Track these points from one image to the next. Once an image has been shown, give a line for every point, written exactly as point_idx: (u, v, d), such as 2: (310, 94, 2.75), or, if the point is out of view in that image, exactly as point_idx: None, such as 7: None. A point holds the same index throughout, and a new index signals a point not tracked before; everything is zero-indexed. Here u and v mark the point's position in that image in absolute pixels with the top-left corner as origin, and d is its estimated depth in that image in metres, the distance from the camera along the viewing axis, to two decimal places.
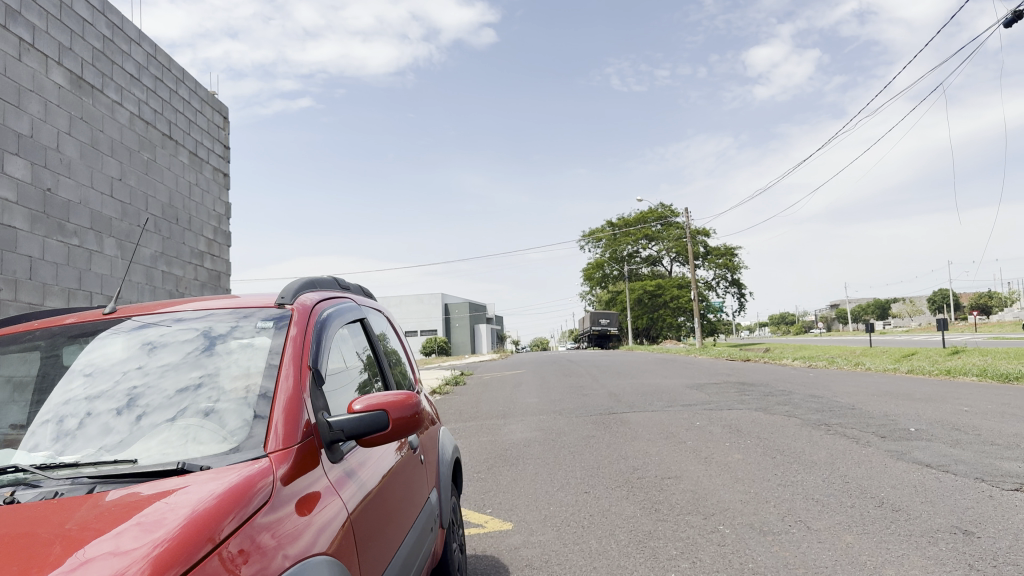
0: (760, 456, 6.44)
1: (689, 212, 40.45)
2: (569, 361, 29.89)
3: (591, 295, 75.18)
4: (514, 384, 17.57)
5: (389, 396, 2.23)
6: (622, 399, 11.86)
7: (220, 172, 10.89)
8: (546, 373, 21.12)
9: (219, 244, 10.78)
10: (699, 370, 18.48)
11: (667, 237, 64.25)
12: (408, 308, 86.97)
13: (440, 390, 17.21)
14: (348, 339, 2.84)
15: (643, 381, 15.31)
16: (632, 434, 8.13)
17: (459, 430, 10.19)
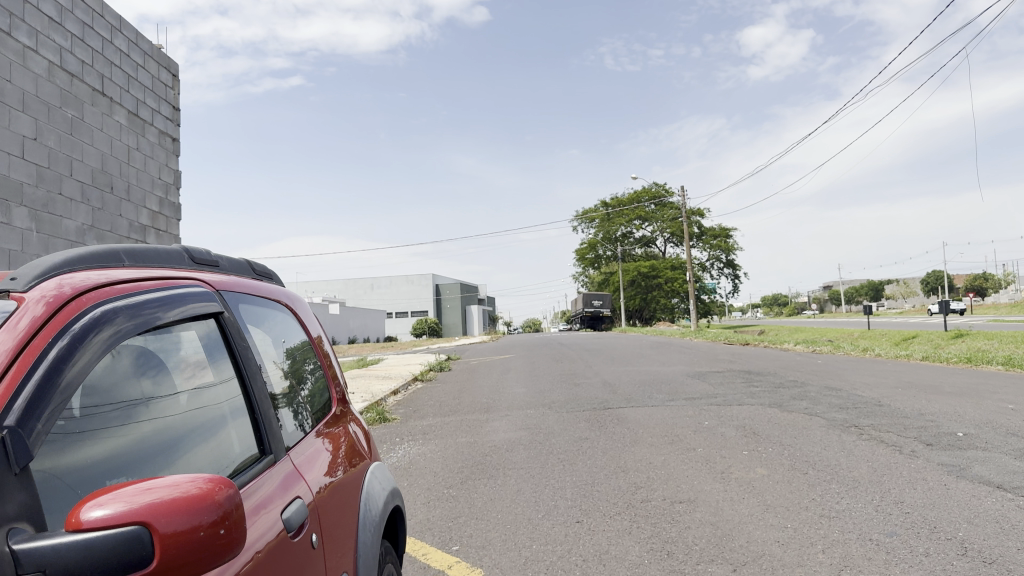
0: (787, 471, 5.36)
1: (685, 192, 39.43)
2: (561, 343, 28.79)
3: (584, 276, 74.16)
4: (502, 371, 16.50)
5: (183, 480, 1.17)
6: (619, 390, 10.78)
7: (167, 136, 9.61)
8: (537, 357, 20.06)
9: (166, 217, 9.52)
10: (699, 355, 17.42)
11: (662, 217, 63.18)
12: (398, 288, 85.63)
13: (423, 376, 16.12)
14: (167, 349, 1.69)
15: (641, 369, 14.25)
16: (634, 436, 7.03)
17: (437, 427, 9.08)
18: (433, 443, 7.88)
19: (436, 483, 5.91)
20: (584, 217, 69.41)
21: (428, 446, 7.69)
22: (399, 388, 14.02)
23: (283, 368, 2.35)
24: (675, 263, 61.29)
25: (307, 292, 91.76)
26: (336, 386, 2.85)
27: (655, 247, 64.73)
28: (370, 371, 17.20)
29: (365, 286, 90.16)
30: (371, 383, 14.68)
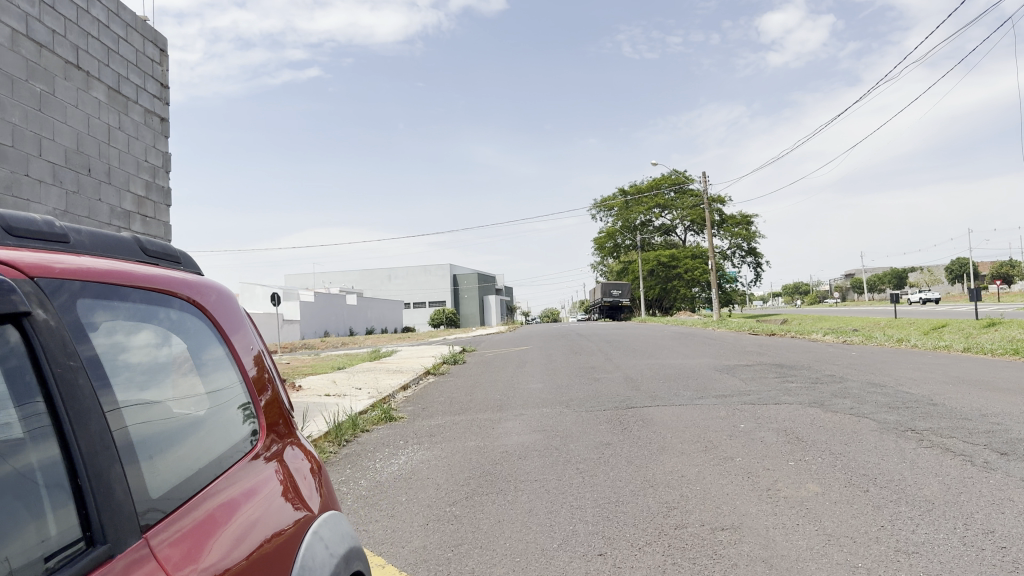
0: (844, 488, 4.60)
1: (705, 180, 38.45)
2: (581, 334, 27.96)
3: (602, 265, 73.21)
4: (519, 364, 15.78)
5: None
6: (642, 387, 10.03)
7: (153, 115, 8.92)
8: (554, 349, 19.27)
9: (154, 202, 8.84)
10: (726, 347, 16.56)
11: (681, 205, 62.12)
12: (415, 278, 85.04)
13: (436, 370, 15.44)
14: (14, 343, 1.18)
15: (664, 362, 13.48)
16: (662, 441, 6.29)
17: (445, 428, 8.38)
18: (440, 446, 7.17)
19: (439, 498, 5.20)
20: (602, 205, 68.36)
21: (434, 450, 6.99)
22: (410, 383, 13.32)
23: (157, 396, 1.62)
24: (696, 251, 60.16)
25: (325, 283, 91.50)
26: (265, 406, 2.11)
27: (675, 235, 63.60)
28: (381, 365, 16.51)
29: (382, 277, 89.66)
30: (381, 378, 13.98)
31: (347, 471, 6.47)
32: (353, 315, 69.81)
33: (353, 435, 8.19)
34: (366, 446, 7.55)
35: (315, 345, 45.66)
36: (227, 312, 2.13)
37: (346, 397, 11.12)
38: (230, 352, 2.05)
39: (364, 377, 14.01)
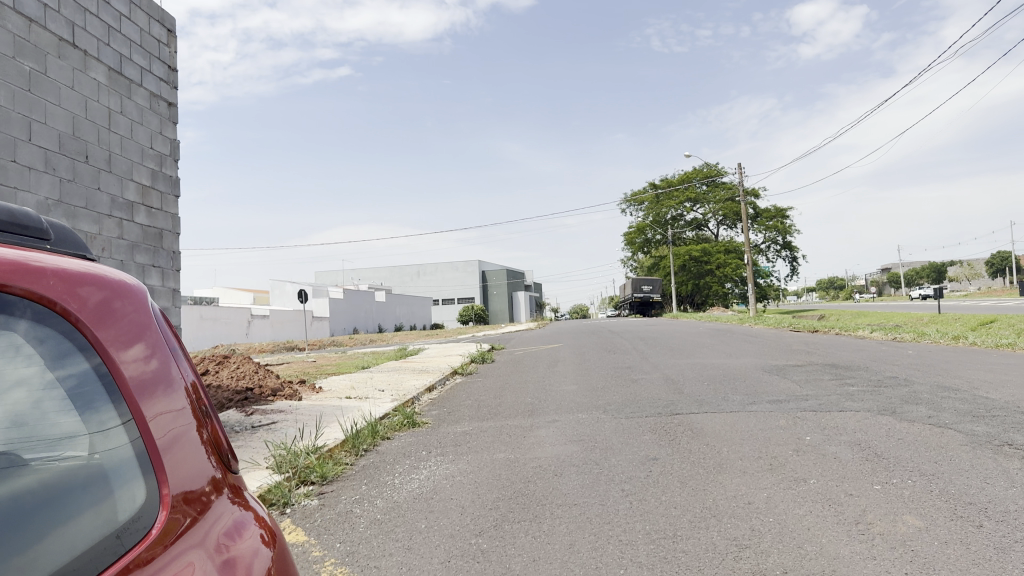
0: (952, 524, 3.82)
1: (740, 172, 37.26)
2: (611, 331, 27.12)
3: (633, 261, 72.06)
4: (550, 363, 15.03)
5: None
6: (685, 390, 9.24)
7: (160, 100, 8.22)
8: (586, 347, 18.50)
9: (159, 193, 8.17)
10: (768, 345, 15.67)
11: (714, 199, 60.83)
12: (444, 274, 84.56)
13: (463, 369, 14.73)
14: None
15: (705, 362, 12.63)
16: (719, 458, 5.51)
17: (471, 436, 7.66)
18: (467, 457, 6.44)
19: (465, 525, 4.45)
20: (633, 200, 67.22)
21: (460, 463, 6.26)
22: (435, 383, 12.63)
23: None
24: (729, 246, 58.95)
25: (353, 280, 91.37)
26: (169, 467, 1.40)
27: (707, 230, 62.39)
28: (405, 364, 15.85)
29: (411, 273, 89.30)
30: (405, 377, 13.32)
31: (364, 487, 5.78)
32: (381, 312, 69.50)
33: (372, 443, 7.52)
34: (386, 457, 6.86)
35: (342, 342, 45.31)
36: (123, 317, 1.44)
37: (368, 399, 10.46)
38: (117, 385, 1.36)
39: (388, 377, 13.35)
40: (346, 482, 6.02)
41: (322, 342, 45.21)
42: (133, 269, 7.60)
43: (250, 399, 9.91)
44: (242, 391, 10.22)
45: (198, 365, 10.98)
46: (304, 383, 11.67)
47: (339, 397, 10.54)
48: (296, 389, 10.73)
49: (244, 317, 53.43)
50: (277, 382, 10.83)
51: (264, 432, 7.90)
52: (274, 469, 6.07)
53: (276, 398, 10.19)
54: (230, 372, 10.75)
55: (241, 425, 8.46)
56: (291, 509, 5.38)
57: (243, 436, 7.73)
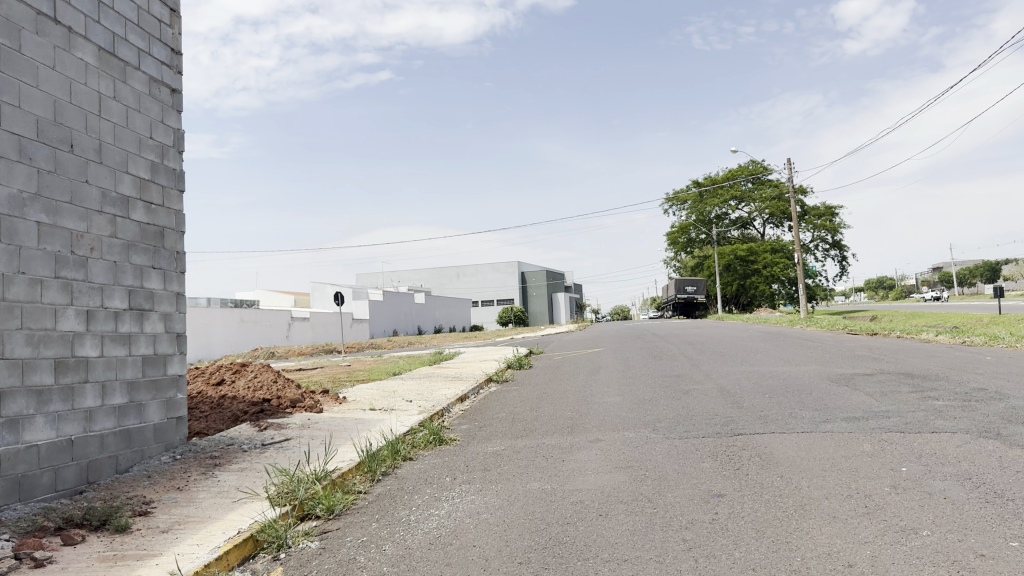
0: None
1: (791, 168, 35.71)
2: (656, 334, 26.08)
3: (676, 261, 70.52)
4: (593, 369, 14.09)
5: None
6: (744, 404, 8.24)
7: (162, 85, 7.53)
8: (630, 351, 17.51)
9: (161, 187, 7.47)
10: (828, 350, 14.51)
11: (760, 197, 59.09)
12: (483, 276, 84.03)
13: (499, 376, 13.89)
14: None
15: (763, 369, 11.58)
16: (799, 503, 4.53)
17: (504, 457, 6.78)
18: (496, 487, 5.56)
19: None
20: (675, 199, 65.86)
21: (488, 494, 5.38)
22: (469, 392, 11.78)
23: None
24: (776, 245, 57.32)
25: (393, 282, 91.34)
26: None
27: (753, 229, 60.71)
28: (439, 369, 15.06)
29: (451, 275, 88.80)
30: (436, 385, 12.51)
31: (375, 525, 4.94)
32: (421, 314, 69.24)
33: (392, 466, 6.68)
34: (405, 484, 6.02)
35: (381, 344, 44.91)
36: None
37: (394, 410, 9.67)
38: None
39: (418, 385, 12.54)
40: (356, 518, 5.19)
41: (361, 345, 44.88)
42: (129, 271, 6.88)
43: (266, 412, 9.18)
44: (258, 403, 9.49)
45: (214, 373, 10.28)
46: (328, 393, 10.92)
47: (363, 409, 9.75)
48: (318, 400, 9.98)
49: (284, 319, 53.44)
50: (297, 392, 10.07)
51: (274, 451, 7.12)
52: (273, 501, 5.26)
53: (295, 410, 9.45)
54: (247, 382, 10.03)
55: (252, 442, 7.71)
56: (287, 553, 4.56)
57: (250, 457, 6.96)
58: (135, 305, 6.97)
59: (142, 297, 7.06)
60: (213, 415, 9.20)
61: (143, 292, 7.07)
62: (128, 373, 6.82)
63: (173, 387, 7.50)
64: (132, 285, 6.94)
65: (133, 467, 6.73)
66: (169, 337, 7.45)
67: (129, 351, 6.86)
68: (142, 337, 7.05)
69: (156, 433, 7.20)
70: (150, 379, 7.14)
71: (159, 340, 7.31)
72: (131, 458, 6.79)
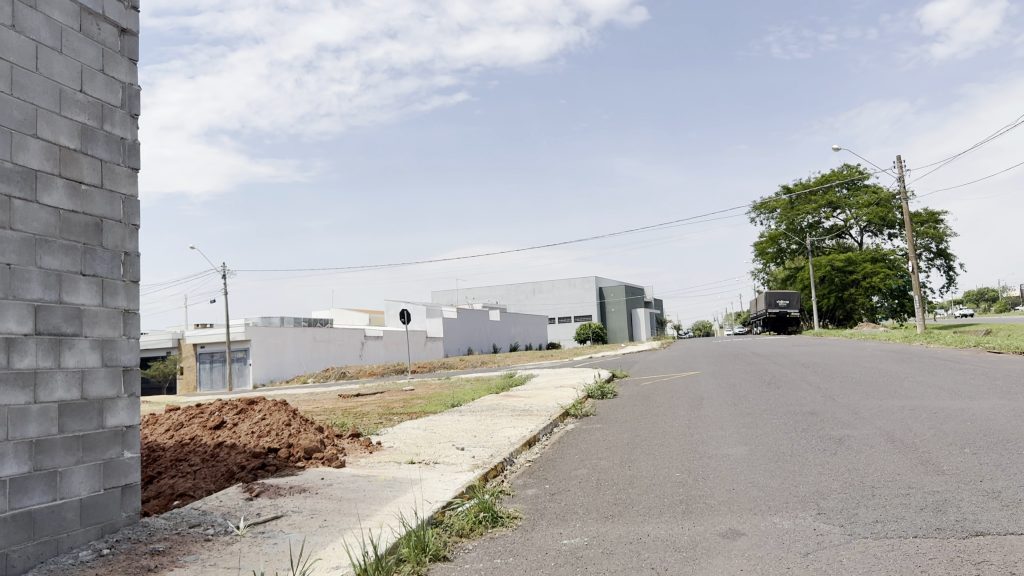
0: None
1: (901, 167, 32.16)
2: (755, 352, 23.02)
3: (765, 273, 66.45)
4: (693, 399, 11.47)
5: None
6: (949, 470, 5.51)
7: (101, 18, 5.44)
8: (734, 376, 14.72)
9: (98, 161, 5.34)
10: (996, 375, 11.42)
11: (857, 203, 54.90)
12: (562, 291, 81.46)
13: (577, 408, 11.35)
14: None
15: (928, 405, 8.74)
16: None
17: (588, 560, 4.32)
18: None
19: None
20: (764, 207, 62.00)
21: None
22: (540, 433, 9.27)
23: None
24: (878, 254, 52.94)
25: (469, 299, 89.64)
26: None
27: (849, 237, 56.47)
28: (506, 399, 12.59)
29: (528, 291, 86.54)
30: (499, 421, 10.05)
31: None
32: (497, 331, 67.08)
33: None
34: None
35: (454, 364, 42.96)
36: None
37: (439, 464, 7.12)
38: None
39: (477, 422, 10.07)
40: None
41: (434, 365, 42.95)
42: (35, 279, 4.73)
43: (269, 469, 6.89)
44: (260, 453, 7.21)
45: (215, 414, 8.06)
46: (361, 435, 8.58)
47: (398, 460, 7.33)
48: (342, 448, 7.64)
49: (356, 338, 52.07)
50: (315, 439, 7.66)
51: (242, 544, 4.79)
52: None
53: (309, 463, 7.12)
54: (252, 426, 7.73)
55: (227, 523, 5.43)
56: None
57: (206, 554, 4.64)
58: (47, 328, 4.80)
59: (59, 316, 4.89)
60: (202, 471, 6.96)
61: (61, 310, 4.90)
62: (30, 429, 4.63)
63: (113, 444, 5.29)
64: (42, 299, 4.77)
65: (35, 570, 4.52)
66: (108, 373, 5.26)
67: (33, 397, 4.67)
68: (59, 374, 4.86)
69: (84, 513, 5.01)
70: (72, 434, 4.94)
71: (91, 379, 5.12)
72: (33, 555, 4.60)
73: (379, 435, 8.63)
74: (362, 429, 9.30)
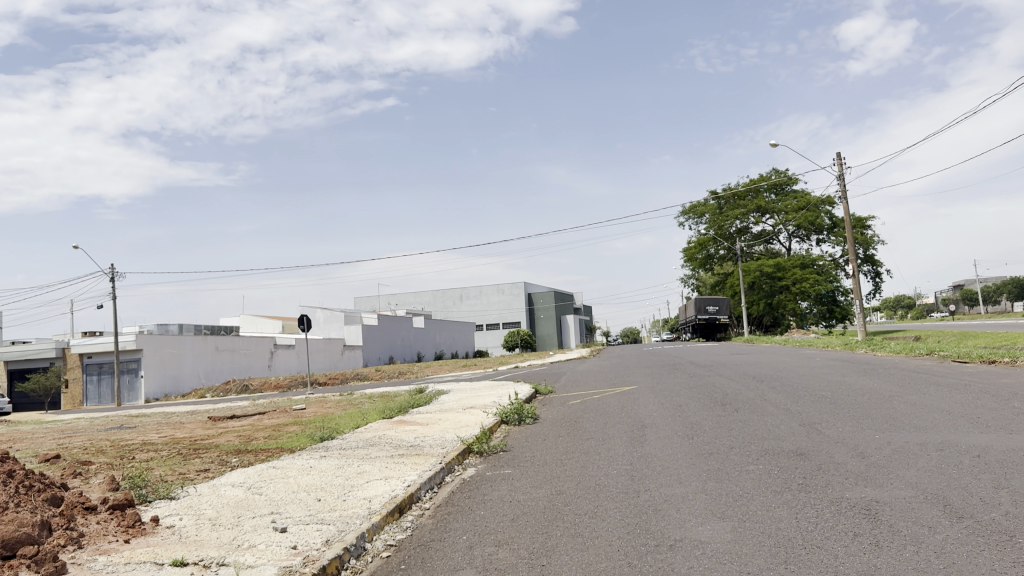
0: None
1: (837, 165, 30.61)
2: (693, 362, 20.68)
3: (694, 279, 65.14)
4: (630, 429, 8.82)
5: None
6: None
7: None
8: (677, 392, 12.20)
9: None
10: (1003, 394, 9.21)
11: (784, 208, 53.98)
12: (490, 298, 78.78)
13: (477, 443, 8.52)
14: None
15: (955, 445, 6.33)
16: None
17: None
18: None
19: None
20: (693, 211, 60.74)
21: None
22: (423, 488, 6.45)
23: None
24: (807, 260, 52.05)
25: (393, 305, 85.92)
26: None
27: (778, 242, 55.53)
28: (392, 429, 9.68)
29: (454, 298, 83.52)
30: (369, 468, 7.16)
31: None
32: (421, 338, 63.78)
33: None
34: None
35: (369, 375, 39.57)
36: None
37: (224, 568, 4.27)
38: None
39: (336, 468, 7.15)
40: None
41: (347, 376, 39.55)
42: None
43: None
44: None
45: None
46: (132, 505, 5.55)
47: (159, 560, 4.40)
48: (75, 536, 4.67)
49: (265, 347, 48.12)
50: (33, 518, 4.62)
51: None
52: None
53: (1, 568, 4.13)
54: None
55: None
56: None
57: None
58: None
59: None
60: None
61: None
62: None
63: None
64: None
65: None
66: None
67: None
68: None
69: None
70: None
71: None
72: None
73: (159, 504, 5.61)
74: (149, 490, 6.25)
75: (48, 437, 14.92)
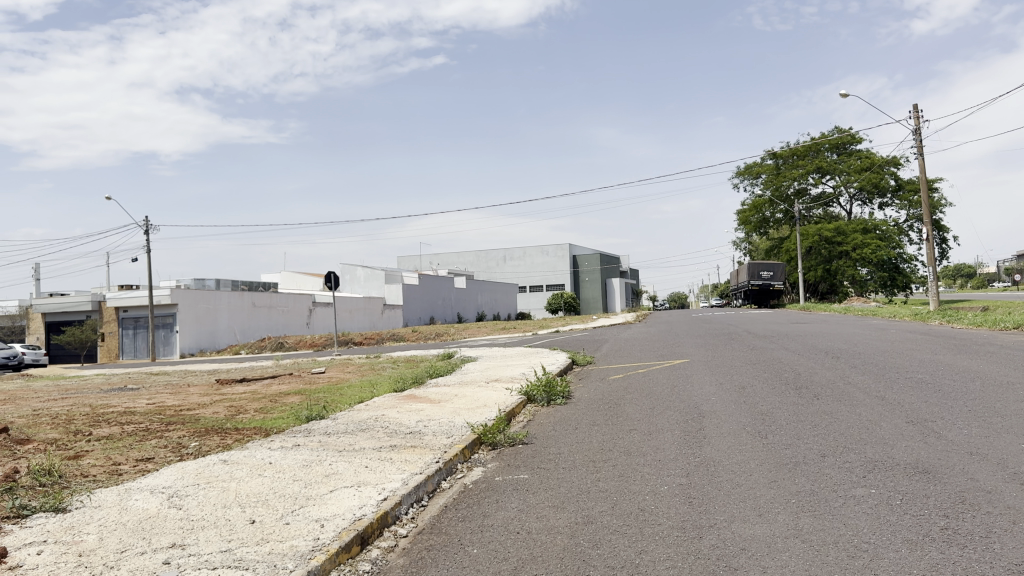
0: None
1: (913, 119, 27.80)
2: (749, 331, 18.67)
3: (746, 243, 62.30)
4: (681, 419, 7.06)
5: None
6: None
7: None
8: (736, 369, 10.33)
9: None
10: None
11: (846, 168, 50.75)
12: (533, 259, 76.96)
13: (488, 431, 6.79)
14: None
15: None
16: None
17: None
18: None
19: None
20: (748, 172, 57.76)
21: None
22: (404, 503, 4.78)
23: None
24: (869, 225, 48.96)
25: (436, 266, 84.64)
26: None
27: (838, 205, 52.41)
28: (392, 410, 8.01)
29: (498, 258, 81.85)
30: (343, 468, 5.48)
31: None
32: (462, 299, 62.46)
33: None
34: None
35: (405, 336, 38.34)
36: None
37: None
38: None
39: (301, 467, 5.48)
40: None
41: (382, 336, 38.32)
42: None
43: None
44: None
45: None
46: None
47: None
48: None
49: (304, 305, 47.20)
50: None
51: None
52: None
53: None
54: None
55: None
56: None
57: None
58: None
59: None
60: None
61: None
62: None
63: None
64: None
65: None
66: None
67: None
68: None
69: None
70: None
71: None
72: None
73: (25, 526, 4.00)
74: (41, 493, 4.68)
75: (43, 398, 13.74)
